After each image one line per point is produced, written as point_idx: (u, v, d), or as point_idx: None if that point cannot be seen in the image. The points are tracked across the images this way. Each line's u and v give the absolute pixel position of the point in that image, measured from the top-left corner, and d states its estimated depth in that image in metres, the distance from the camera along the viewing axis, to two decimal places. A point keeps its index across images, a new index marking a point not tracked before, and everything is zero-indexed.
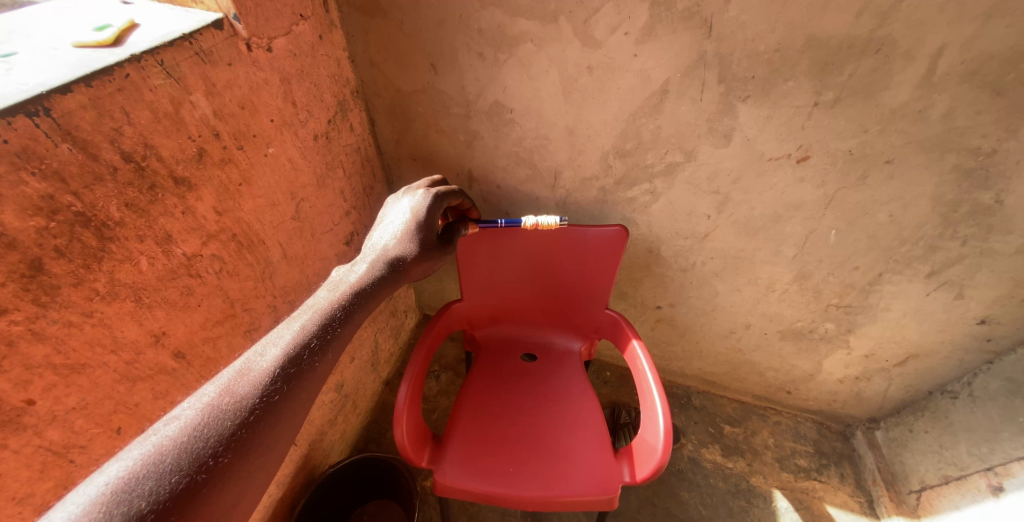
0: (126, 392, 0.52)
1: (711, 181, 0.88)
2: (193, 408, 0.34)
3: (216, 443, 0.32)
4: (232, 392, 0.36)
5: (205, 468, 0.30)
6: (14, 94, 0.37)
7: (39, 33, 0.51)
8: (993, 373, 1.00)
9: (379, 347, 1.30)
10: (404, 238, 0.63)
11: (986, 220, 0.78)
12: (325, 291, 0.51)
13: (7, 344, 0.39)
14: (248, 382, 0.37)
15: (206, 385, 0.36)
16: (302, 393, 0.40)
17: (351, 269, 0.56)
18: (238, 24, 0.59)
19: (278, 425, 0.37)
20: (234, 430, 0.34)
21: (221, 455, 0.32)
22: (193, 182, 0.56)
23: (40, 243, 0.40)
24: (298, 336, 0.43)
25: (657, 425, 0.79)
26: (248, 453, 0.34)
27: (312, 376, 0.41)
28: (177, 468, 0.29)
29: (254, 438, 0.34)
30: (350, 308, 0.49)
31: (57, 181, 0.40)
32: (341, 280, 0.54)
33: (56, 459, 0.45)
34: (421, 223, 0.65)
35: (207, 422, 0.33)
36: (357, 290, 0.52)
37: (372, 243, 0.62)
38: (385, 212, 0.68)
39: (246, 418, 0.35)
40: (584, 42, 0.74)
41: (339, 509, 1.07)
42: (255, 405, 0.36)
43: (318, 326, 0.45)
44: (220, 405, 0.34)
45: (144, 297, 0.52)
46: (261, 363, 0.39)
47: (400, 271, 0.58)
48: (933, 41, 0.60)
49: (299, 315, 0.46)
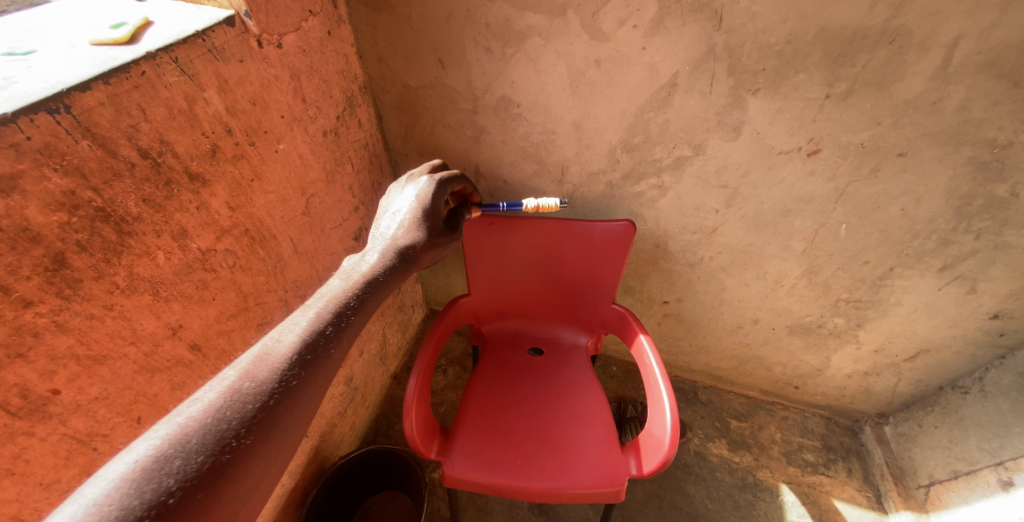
0: (145, 382, 0.53)
1: (720, 175, 0.88)
2: (215, 391, 0.35)
3: (238, 425, 0.33)
4: (252, 376, 0.37)
5: (228, 449, 0.31)
6: (36, 91, 0.38)
7: (56, 32, 0.52)
8: (1004, 368, 0.99)
9: (387, 340, 1.31)
10: (412, 226, 0.62)
11: (1000, 213, 0.77)
12: (339, 279, 0.52)
13: (32, 336, 0.40)
14: (267, 367, 0.38)
15: (227, 370, 0.37)
16: (319, 378, 0.41)
17: (363, 258, 0.56)
18: (249, 20, 0.59)
19: (297, 409, 0.37)
20: (255, 412, 0.34)
21: (243, 436, 0.33)
22: (207, 178, 0.57)
23: (62, 238, 0.41)
24: (314, 322, 0.43)
25: (664, 419, 0.78)
26: (268, 436, 0.34)
27: (328, 363, 0.42)
28: (202, 449, 0.30)
29: (274, 421, 0.35)
30: (364, 296, 0.50)
31: (78, 176, 0.41)
32: (354, 268, 0.54)
33: (80, 446, 0.47)
34: (427, 209, 0.65)
35: (229, 405, 0.34)
36: (370, 278, 0.52)
37: (381, 232, 0.62)
38: (389, 201, 0.68)
39: (265, 401, 0.35)
40: (593, 35, 0.74)
41: (350, 497, 1.09)
42: (274, 389, 0.37)
43: (333, 313, 0.45)
44: (241, 388, 0.35)
45: (162, 290, 0.53)
46: (279, 349, 0.40)
47: (411, 259, 0.58)
48: (949, 31, 0.59)
49: (314, 301, 0.47)
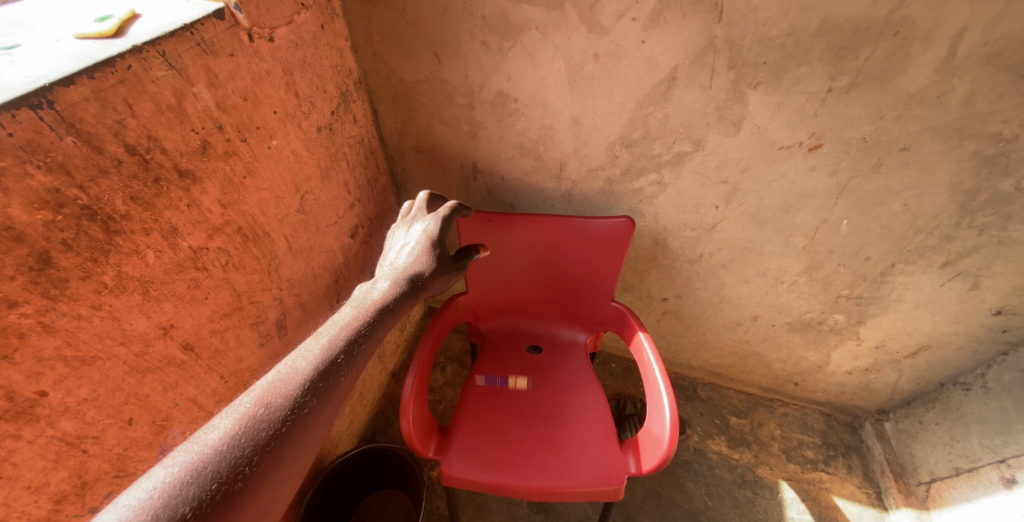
0: (137, 383, 0.53)
1: (720, 170, 0.87)
2: (231, 419, 0.36)
3: (251, 452, 0.34)
4: (266, 403, 0.38)
5: (241, 477, 0.33)
6: (18, 86, 0.37)
7: (40, 25, 0.51)
8: (1007, 365, 0.98)
9: (385, 338, 1.31)
10: (422, 254, 0.61)
11: (1004, 208, 0.76)
12: (350, 307, 0.53)
13: (17, 337, 0.39)
14: (281, 394, 0.40)
15: (243, 396, 0.39)
16: (329, 406, 0.42)
17: (374, 286, 0.57)
18: (239, 13, 0.58)
19: (306, 437, 0.39)
20: (268, 440, 0.36)
21: (254, 464, 0.34)
22: (197, 175, 0.56)
23: (47, 237, 0.40)
24: (326, 351, 0.45)
25: (663, 417, 0.78)
26: (277, 464, 0.35)
27: (338, 390, 0.43)
28: (217, 476, 0.32)
29: (284, 448, 0.36)
30: (374, 324, 0.51)
31: (62, 174, 0.40)
32: (365, 296, 0.55)
33: (69, 449, 0.46)
34: (435, 240, 0.62)
35: (243, 432, 0.35)
36: (380, 306, 0.53)
37: (389, 262, 0.62)
38: (397, 233, 0.68)
39: (277, 429, 0.37)
40: (591, 28, 0.73)
41: (348, 496, 1.09)
42: (286, 416, 0.38)
43: (344, 341, 0.47)
44: (256, 416, 0.37)
45: (152, 289, 0.53)
46: (293, 376, 0.42)
47: (421, 286, 0.58)
48: (954, 23, 0.58)
49: (326, 329, 0.49)
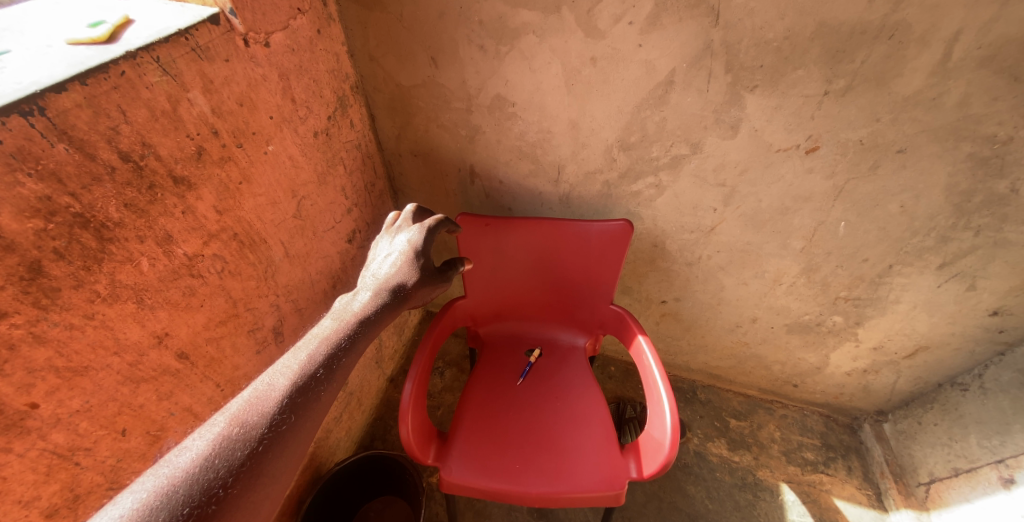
0: (131, 393, 0.52)
1: (718, 173, 0.87)
2: (204, 439, 0.35)
3: (226, 473, 0.33)
4: (242, 422, 0.37)
5: (215, 499, 0.31)
6: (7, 93, 0.36)
7: (33, 30, 0.50)
8: (1004, 365, 0.98)
9: (383, 343, 1.30)
10: (405, 265, 0.62)
11: (1000, 209, 0.77)
12: (330, 319, 0.53)
13: (8, 348, 0.38)
14: (256, 411, 0.39)
15: (216, 416, 0.37)
16: (308, 422, 0.41)
17: (354, 297, 0.57)
18: (235, 18, 0.57)
19: (284, 455, 0.38)
20: (244, 459, 0.35)
21: (230, 485, 0.33)
22: (192, 181, 0.56)
23: (38, 245, 0.39)
24: (304, 366, 0.44)
25: (664, 421, 0.77)
26: (255, 484, 0.34)
27: (317, 406, 0.43)
28: (189, 499, 0.30)
29: (261, 468, 0.36)
30: (355, 336, 0.51)
31: (54, 182, 0.39)
32: (345, 308, 0.55)
33: (61, 462, 0.45)
34: (419, 251, 0.63)
35: (217, 452, 0.34)
36: (362, 318, 0.53)
37: (371, 271, 0.62)
38: (379, 245, 0.67)
39: (255, 448, 0.36)
40: (587, 32, 0.73)
41: (346, 504, 1.08)
42: (263, 434, 0.37)
43: (324, 356, 0.46)
44: (231, 435, 0.36)
45: (146, 298, 0.52)
46: (269, 393, 0.41)
47: (402, 297, 0.58)
48: (949, 26, 0.58)
49: (304, 344, 0.48)
